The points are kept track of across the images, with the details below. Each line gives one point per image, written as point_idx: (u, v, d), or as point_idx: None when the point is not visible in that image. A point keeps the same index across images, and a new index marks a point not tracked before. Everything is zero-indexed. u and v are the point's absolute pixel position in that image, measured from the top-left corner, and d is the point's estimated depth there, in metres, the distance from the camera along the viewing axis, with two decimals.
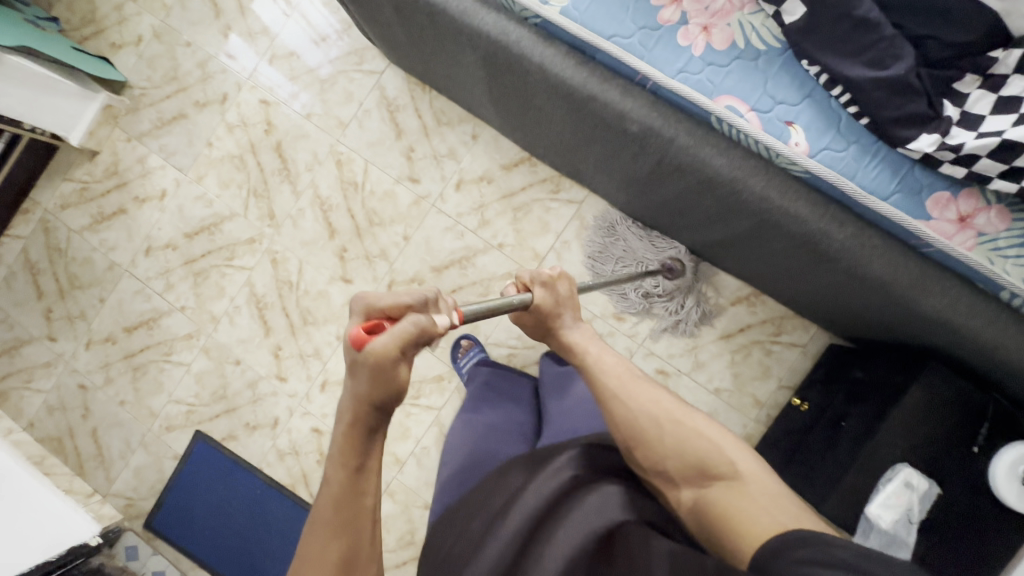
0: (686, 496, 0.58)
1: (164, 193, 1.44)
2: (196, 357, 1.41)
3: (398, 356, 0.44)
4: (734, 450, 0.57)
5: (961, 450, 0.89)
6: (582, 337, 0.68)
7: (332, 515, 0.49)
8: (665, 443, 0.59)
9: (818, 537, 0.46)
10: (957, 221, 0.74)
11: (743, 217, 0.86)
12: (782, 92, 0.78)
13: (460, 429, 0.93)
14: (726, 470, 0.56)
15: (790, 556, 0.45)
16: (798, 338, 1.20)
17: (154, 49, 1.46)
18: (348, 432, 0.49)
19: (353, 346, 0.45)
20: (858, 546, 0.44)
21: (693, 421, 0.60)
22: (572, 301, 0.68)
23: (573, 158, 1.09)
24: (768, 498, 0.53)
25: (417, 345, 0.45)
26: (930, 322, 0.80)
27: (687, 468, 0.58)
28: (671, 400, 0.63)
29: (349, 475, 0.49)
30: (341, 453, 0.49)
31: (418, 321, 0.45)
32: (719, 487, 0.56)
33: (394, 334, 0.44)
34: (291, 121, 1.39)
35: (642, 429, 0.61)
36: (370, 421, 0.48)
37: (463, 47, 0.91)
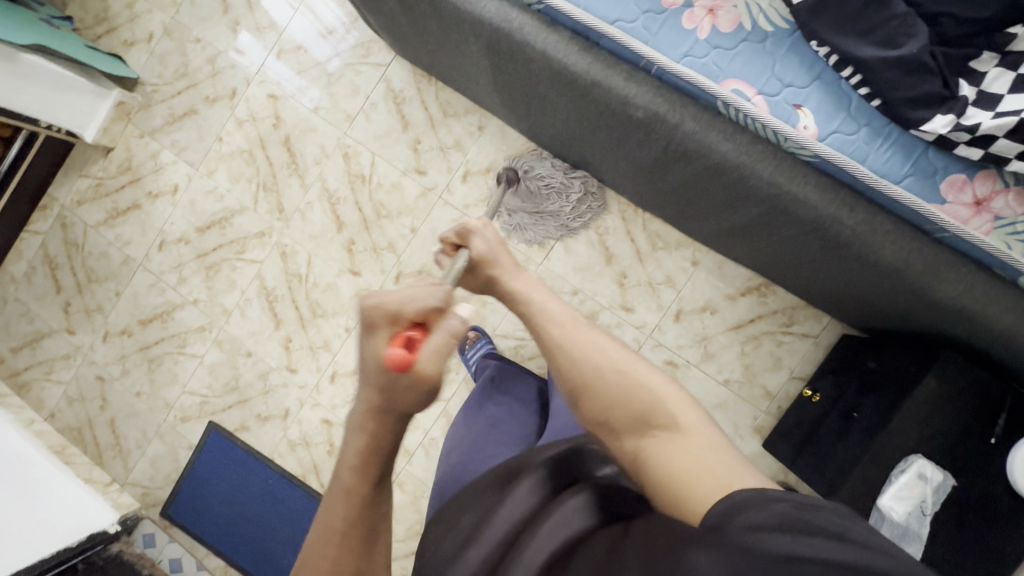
0: (628, 446, 0.57)
1: (176, 188, 1.46)
2: (209, 349, 1.43)
3: (443, 366, 0.47)
4: (677, 399, 0.58)
5: (976, 441, 0.87)
6: (524, 284, 0.71)
7: (345, 526, 0.49)
8: (610, 394, 0.59)
9: (762, 501, 0.45)
10: (973, 205, 0.72)
11: (751, 204, 0.84)
12: (790, 74, 0.76)
13: (466, 429, 0.92)
14: (667, 421, 0.56)
15: (738, 523, 0.43)
16: (810, 328, 1.18)
17: (165, 45, 1.47)
18: (370, 445, 0.50)
19: (396, 372, 0.47)
20: (799, 501, 0.44)
21: (638, 371, 0.60)
22: (502, 246, 0.73)
23: (579, 147, 1.08)
24: (708, 452, 0.53)
25: (455, 348, 0.48)
26: (945, 309, 0.78)
27: (630, 418, 0.57)
28: (617, 349, 0.63)
29: (368, 486, 0.50)
30: (360, 464, 0.50)
31: (447, 328, 0.48)
32: (658, 437, 0.55)
33: (434, 350, 0.47)
34: (300, 115, 1.40)
35: (585, 376, 0.60)
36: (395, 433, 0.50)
37: (466, 36, 0.91)
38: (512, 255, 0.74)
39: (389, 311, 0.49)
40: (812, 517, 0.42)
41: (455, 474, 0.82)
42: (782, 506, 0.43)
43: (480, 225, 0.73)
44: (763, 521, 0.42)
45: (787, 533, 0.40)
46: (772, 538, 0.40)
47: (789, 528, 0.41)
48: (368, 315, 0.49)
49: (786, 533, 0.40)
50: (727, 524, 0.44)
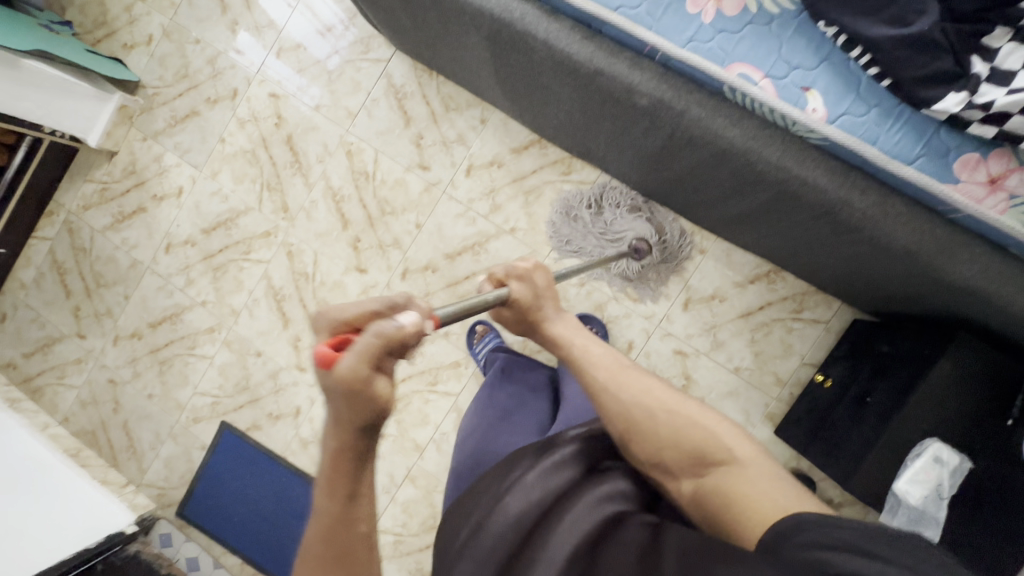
0: (685, 487, 0.58)
1: (180, 190, 1.46)
2: (219, 350, 1.44)
3: (360, 369, 0.39)
4: (731, 434, 0.59)
5: (992, 423, 0.86)
6: (566, 328, 0.72)
7: (321, 549, 0.45)
8: (660, 434, 0.60)
9: (823, 521, 0.46)
10: (987, 184, 0.71)
11: (760, 190, 0.84)
12: (798, 56, 0.75)
13: (477, 419, 0.92)
14: (724, 457, 0.57)
15: (803, 539, 0.45)
16: (821, 314, 1.17)
17: (164, 48, 1.47)
18: (331, 464, 0.44)
19: (320, 370, 0.41)
20: (862, 524, 0.44)
21: (687, 410, 0.61)
22: (550, 291, 0.72)
23: (584, 137, 1.07)
24: (766, 480, 0.54)
25: (379, 353, 0.41)
26: (960, 291, 0.77)
27: (684, 457, 0.58)
28: (666, 392, 0.64)
29: (337, 505, 0.45)
30: (326, 485, 0.45)
31: (376, 328, 0.41)
32: (716, 472, 0.56)
33: (352, 349, 0.40)
34: (302, 114, 1.40)
35: (636, 419, 0.61)
36: (353, 446, 0.43)
37: (467, 28, 0.90)
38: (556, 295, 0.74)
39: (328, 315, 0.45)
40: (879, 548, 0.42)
41: (469, 468, 0.83)
42: (847, 532, 0.43)
43: (528, 270, 0.71)
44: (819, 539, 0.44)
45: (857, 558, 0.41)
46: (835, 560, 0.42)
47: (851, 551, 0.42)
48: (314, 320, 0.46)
49: (849, 555, 0.42)
50: (787, 544, 0.46)
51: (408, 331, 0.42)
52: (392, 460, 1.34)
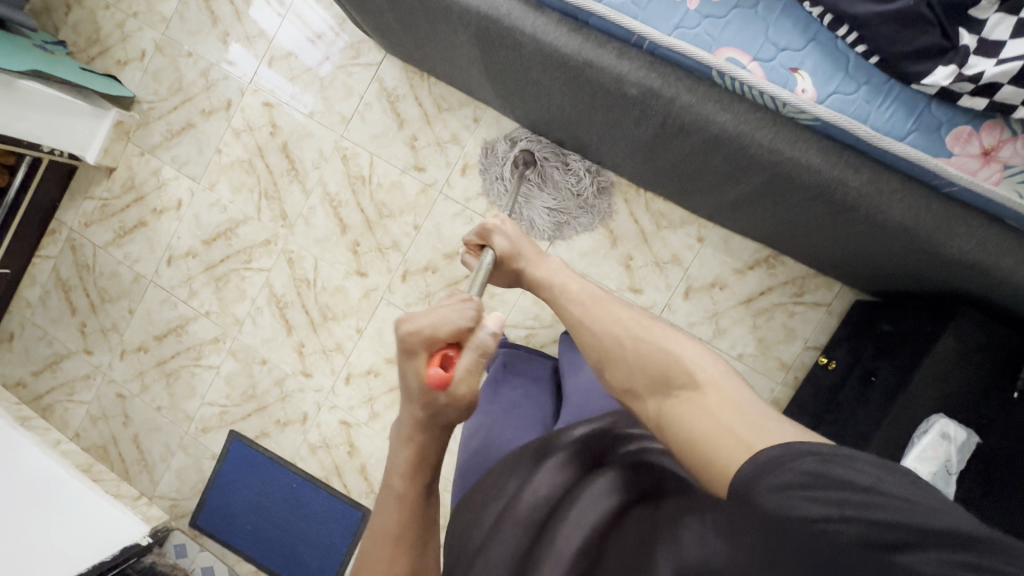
0: (651, 408, 0.55)
1: (179, 203, 1.47)
2: (224, 360, 1.45)
3: (478, 384, 0.50)
4: (700, 359, 0.55)
5: (997, 395, 0.86)
6: (547, 270, 0.72)
7: (400, 530, 0.52)
8: (628, 358, 0.58)
9: (785, 456, 0.41)
10: (981, 156, 0.70)
11: (754, 174, 0.84)
12: (784, 38, 0.74)
13: (483, 415, 0.92)
14: (686, 381, 0.53)
15: (769, 483, 0.41)
16: (822, 297, 1.17)
17: (158, 62, 1.49)
18: (418, 453, 0.53)
19: (435, 389, 0.50)
20: (825, 450, 0.41)
21: (660, 336, 0.58)
22: (523, 238, 0.76)
23: (577, 131, 1.08)
24: (729, 411, 0.50)
25: (486, 364, 0.51)
26: (958, 265, 0.77)
27: (651, 380, 0.56)
28: (636, 318, 0.61)
29: (417, 488, 0.53)
30: (409, 472, 0.53)
31: (480, 348, 0.50)
32: (678, 398, 0.53)
33: (467, 371, 0.49)
34: (296, 121, 1.41)
35: (606, 345, 0.60)
36: (440, 443, 0.54)
37: (455, 27, 0.91)
38: (534, 243, 0.77)
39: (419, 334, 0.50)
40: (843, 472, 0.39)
41: (475, 463, 0.82)
42: (810, 460, 0.40)
43: (497, 224, 0.77)
44: (789, 480, 0.40)
45: (826, 498, 0.38)
46: (808, 507, 0.38)
47: (823, 488, 0.38)
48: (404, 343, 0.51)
49: (820, 494, 0.38)
50: (756, 487, 0.41)
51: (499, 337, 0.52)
52: None
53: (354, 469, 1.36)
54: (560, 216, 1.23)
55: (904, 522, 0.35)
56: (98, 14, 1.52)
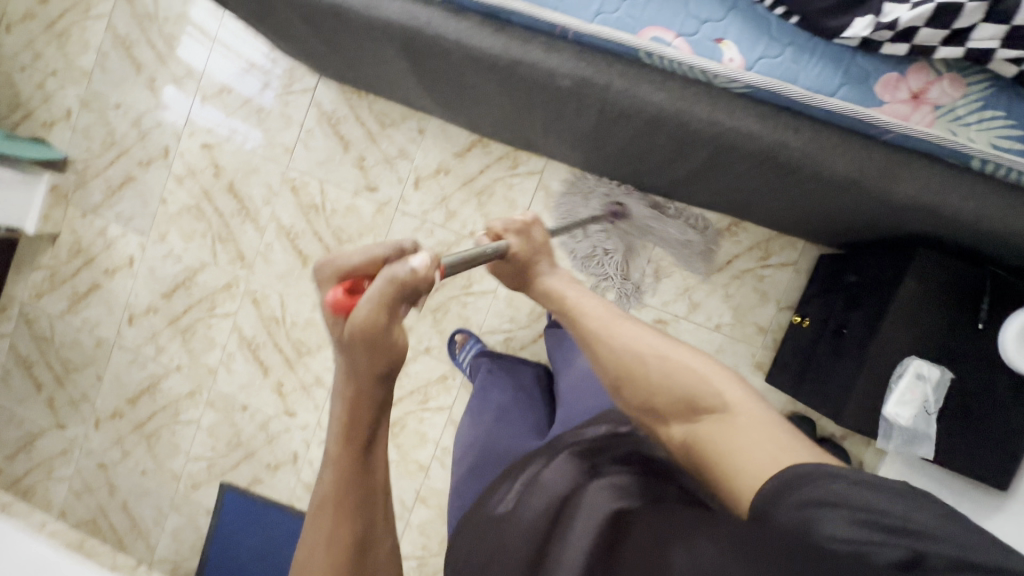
0: (676, 433, 0.56)
1: (132, 259, 1.42)
2: (203, 412, 1.41)
3: (375, 315, 0.43)
4: (723, 378, 0.55)
5: (964, 330, 0.85)
6: (559, 282, 0.71)
7: (335, 501, 0.46)
8: (652, 379, 0.57)
9: (813, 473, 0.42)
10: (910, 100, 0.70)
11: (699, 148, 0.84)
12: (705, 10, 0.74)
13: (473, 428, 0.91)
14: (715, 404, 0.53)
15: (795, 499, 0.42)
16: (788, 257, 1.18)
17: (86, 119, 1.43)
18: (351, 410, 0.46)
19: (337, 311, 0.45)
20: (855, 474, 0.42)
21: (681, 356, 0.58)
22: (546, 249, 0.75)
23: (521, 128, 1.06)
24: (757, 430, 0.50)
25: (396, 299, 0.44)
26: (909, 209, 0.77)
27: (676, 402, 0.55)
28: (661, 339, 0.60)
29: (354, 457, 0.47)
30: (341, 437, 0.47)
31: (391, 274, 0.44)
32: (707, 420, 0.53)
33: (368, 298, 0.43)
34: (238, 158, 1.37)
35: (625, 364, 0.59)
36: (375, 401, 0.46)
37: (380, 42, 0.89)
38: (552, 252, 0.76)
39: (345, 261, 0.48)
40: (875, 497, 0.39)
41: (471, 482, 0.81)
42: (840, 484, 0.40)
43: (526, 224, 0.75)
44: (814, 496, 0.41)
45: (849, 520, 0.38)
46: (833, 528, 0.39)
47: (847, 511, 0.39)
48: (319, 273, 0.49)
49: (848, 517, 0.39)
50: (777, 505, 0.43)
51: (418, 275, 0.45)
52: (399, 484, 1.33)
53: None
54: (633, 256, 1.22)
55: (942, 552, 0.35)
56: (15, 78, 1.47)
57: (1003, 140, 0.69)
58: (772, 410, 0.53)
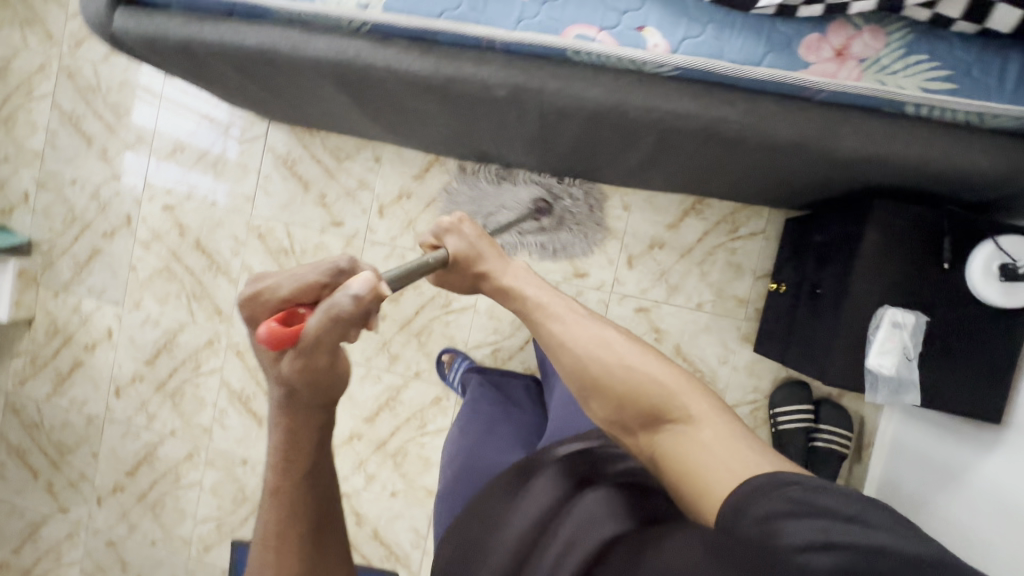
0: (643, 443, 0.63)
1: (110, 331, 1.42)
2: (204, 472, 1.39)
3: (318, 350, 0.46)
4: (688, 393, 0.61)
5: (932, 272, 0.84)
6: (515, 276, 0.73)
7: (281, 527, 0.51)
8: (616, 391, 0.62)
9: (775, 484, 0.48)
10: (835, 57, 0.71)
11: (645, 135, 0.84)
12: (622, 1, 0.74)
13: (464, 436, 0.90)
14: (678, 416, 0.60)
15: (759, 509, 0.47)
16: (756, 226, 1.19)
17: (44, 199, 1.43)
18: (289, 435, 0.50)
19: (270, 346, 0.46)
20: (815, 483, 0.47)
21: (646, 366, 0.63)
22: (482, 240, 0.75)
23: (471, 141, 1.06)
24: (717, 443, 0.56)
25: (338, 330, 0.45)
26: (857, 163, 0.77)
27: (641, 414, 0.62)
28: (625, 345, 0.65)
29: (299, 479, 0.51)
30: (283, 461, 0.51)
31: (331, 307, 0.44)
32: (669, 431, 0.60)
33: (308, 333, 0.45)
34: (201, 214, 1.37)
35: (592, 372, 0.64)
36: (315, 424, 0.50)
37: (315, 80, 0.90)
38: (495, 245, 0.76)
39: (275, 291, 0.49)
40: (826, 500, 0.45)
41: (457, 488, 0.80)
42: (795, 491, 0.46)
43: (454, 223, 0.75)
44: (777, 506, 0.46)
45: (808, 523, 0.44)
46: (793, 535, 0.43)
47: (805, 516, 0.44)
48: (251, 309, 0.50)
49: (807, 523, 0.44)
50: (743, 518, 0.47)
51: (361, 301, 0.46)
52: (411, 513, 1.32)
53: (368, 538, 1.33)
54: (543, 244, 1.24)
55: (887, 549, 0.41)
56: None
57: (931, 82, 0.70)
58: (739, 423, 0.60)
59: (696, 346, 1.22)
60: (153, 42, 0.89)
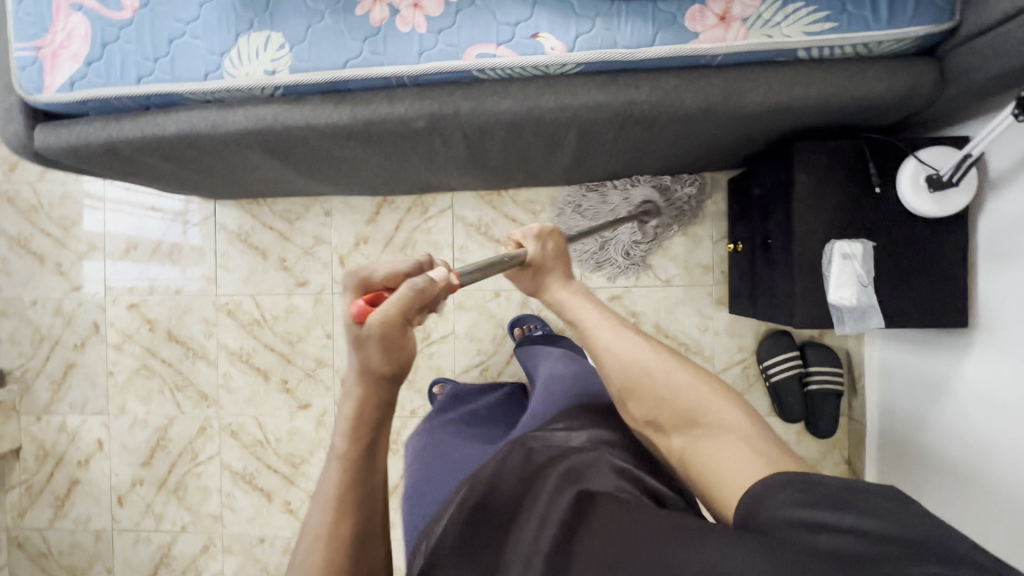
0: (676, 443, 0.66)
1: (100, 442, 1.40)
2: (224, 560, 1.37)
3: (398, 319, 0.49)
4: (721, 401, 0.65)
5: (866, 198, 0.87)
6: (571, 291, 0.79)
7: (339, 491, 0.54)
8: (656, 392, 0.67)
9: (804, 480, 0.49)
10: (720, 22, 0.75)
11: (566, 132, 0.87)
12: (511, 14, 0.77)
13: (433, 434, 0.92)
14: (712, 421, 0.63)
15: (783, 499, 0.49)
16: (702, 193, 1.22)
17: (7, 326, 1.42)
18: (359, 409, 0.54)
19: (359, 311, 0.50)
20: (842, 483, 0.48)
21: (683, 375, 0.67)
22: (561, 256, 0.80)
23: (409, 175, 1.08)
24: (741, 445, 0.59)
25: (415, 304, 0.50)
26: (768, 113, 0.80)
27: (676, 416, 0.66)
28: (666, 359, 0.69)
29: (359, 451, 0.55)
30: (349, 431, 0.55)
31: (415, 284, 0.50)
32: (701, 433, 0.64)
33: (391, 300, 0.49)
34: (167, 305, 1.37)
35: (637, 376, 0.68)
36: (380, 401, 0.54)
37: (243, 151, 0.92)
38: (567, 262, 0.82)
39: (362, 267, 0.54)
40: (851, 496, 0.46)
41: (423, 479, 0.83)
42: (820, 488, 0.48)
43: (547, 233, 0.79)
44: (800, 498, 0.48)
45: (829, 514, 0.45)
46: (811, 518, 0.46)
47: (827, 508, 0.46)
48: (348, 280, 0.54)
49: (829, 513, 0.45)
50: (767, 505, 0.50)
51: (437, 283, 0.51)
52: None
53: None
54: (632, 244, 1.20)
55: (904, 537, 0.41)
56: None
57: (813, 25, 0.74)
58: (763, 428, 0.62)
59: (674, 320, 1.24)
60: (76, 150, 0.90)
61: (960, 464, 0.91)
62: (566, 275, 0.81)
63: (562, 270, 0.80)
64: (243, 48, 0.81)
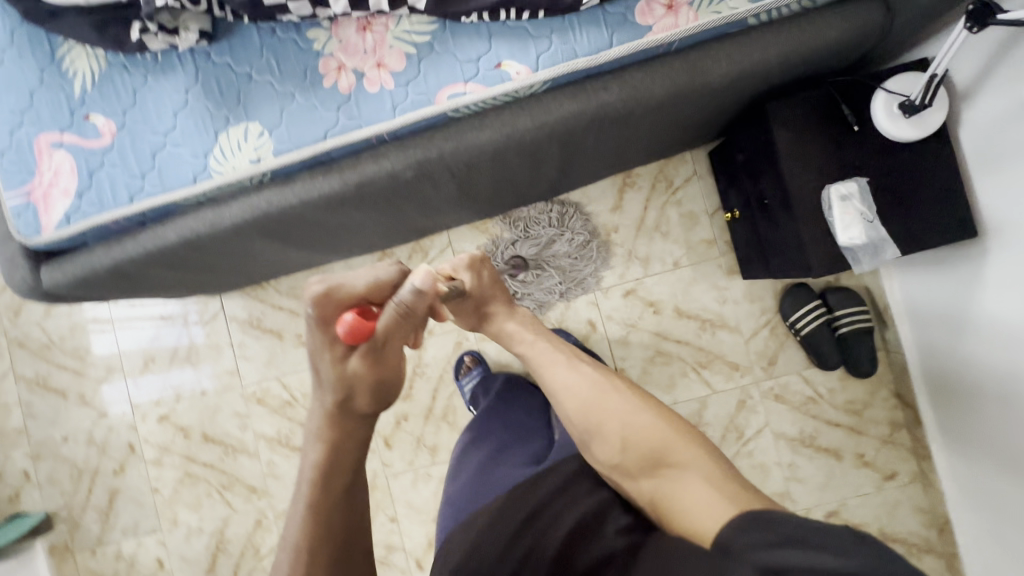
0: (644, 485, 0.70)
1: (159, 560, 1.38)
2: None
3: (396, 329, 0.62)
4: (684, 440, 0.70)
5: (848, 138, 0.89)
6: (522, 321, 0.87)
7: (314, 538, 0.58)
8: (618, 435, 0.72)
9: (772, 518, 0.54)
10: (668, 10, 0.78)
11: (549, 147, 0.89)
12: (471, 51, 0.81)
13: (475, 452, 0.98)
14: (676, 460, 0.68)
15: (752, 538, 0.53)
16: (686, 171, 1.24)
17: (44, 468, 1.41)
18: (331, 450, 0.61)
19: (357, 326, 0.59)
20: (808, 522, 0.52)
21: (644, 416, 0.73)
22: (497, 286, 0.87)
23: (405, 225, 1.10)
24: (703, 484, 0.64)
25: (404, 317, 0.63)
26: (733, 84, 0.83)
27: (642, 458, 0.70)
28: (630, 402, 0.75)
29: (333, 492, 0.60)
30: (323, 475, 0.60)
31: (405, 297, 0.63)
32: (668, 471, 0.68)
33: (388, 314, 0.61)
34: (196, 408, 1.37)
35: (596, 416, 0.74)
36: (354, 437, 0.62)
37: (243, 241, 0.93)
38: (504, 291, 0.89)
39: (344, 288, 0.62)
40: (811, 537, 0.50)
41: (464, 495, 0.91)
42: (786, 528, 0.52)
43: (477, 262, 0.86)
44: (769, 538, 0.52)
45: (797, 553, 0.49)
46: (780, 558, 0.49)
47: (793, 547, 0.50)
48: (322, 303, 0.61)
49: (794, 552, 0.49)
50: (738, 540, 0.54)
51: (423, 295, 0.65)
52: None
53: None
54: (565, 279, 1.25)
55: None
56: None
57: None
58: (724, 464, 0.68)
59: (691, 300, 1.25)
60: (85, 281, 0.92)
61: (1003, 374, 0.91)
62: (508, 302, 0.89)
63: (502, 296, 0.88)
64: (224, 144, 0.84)
